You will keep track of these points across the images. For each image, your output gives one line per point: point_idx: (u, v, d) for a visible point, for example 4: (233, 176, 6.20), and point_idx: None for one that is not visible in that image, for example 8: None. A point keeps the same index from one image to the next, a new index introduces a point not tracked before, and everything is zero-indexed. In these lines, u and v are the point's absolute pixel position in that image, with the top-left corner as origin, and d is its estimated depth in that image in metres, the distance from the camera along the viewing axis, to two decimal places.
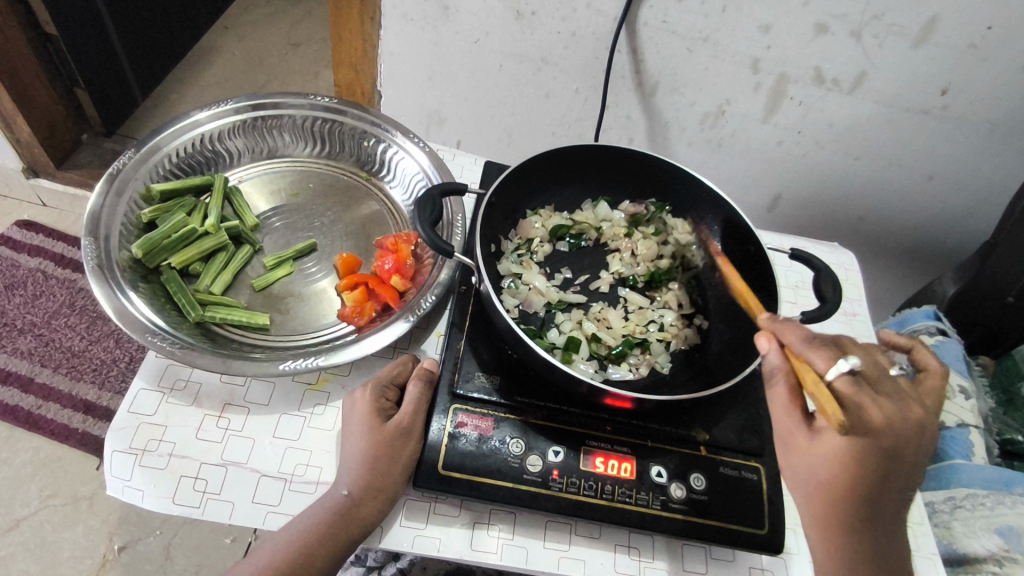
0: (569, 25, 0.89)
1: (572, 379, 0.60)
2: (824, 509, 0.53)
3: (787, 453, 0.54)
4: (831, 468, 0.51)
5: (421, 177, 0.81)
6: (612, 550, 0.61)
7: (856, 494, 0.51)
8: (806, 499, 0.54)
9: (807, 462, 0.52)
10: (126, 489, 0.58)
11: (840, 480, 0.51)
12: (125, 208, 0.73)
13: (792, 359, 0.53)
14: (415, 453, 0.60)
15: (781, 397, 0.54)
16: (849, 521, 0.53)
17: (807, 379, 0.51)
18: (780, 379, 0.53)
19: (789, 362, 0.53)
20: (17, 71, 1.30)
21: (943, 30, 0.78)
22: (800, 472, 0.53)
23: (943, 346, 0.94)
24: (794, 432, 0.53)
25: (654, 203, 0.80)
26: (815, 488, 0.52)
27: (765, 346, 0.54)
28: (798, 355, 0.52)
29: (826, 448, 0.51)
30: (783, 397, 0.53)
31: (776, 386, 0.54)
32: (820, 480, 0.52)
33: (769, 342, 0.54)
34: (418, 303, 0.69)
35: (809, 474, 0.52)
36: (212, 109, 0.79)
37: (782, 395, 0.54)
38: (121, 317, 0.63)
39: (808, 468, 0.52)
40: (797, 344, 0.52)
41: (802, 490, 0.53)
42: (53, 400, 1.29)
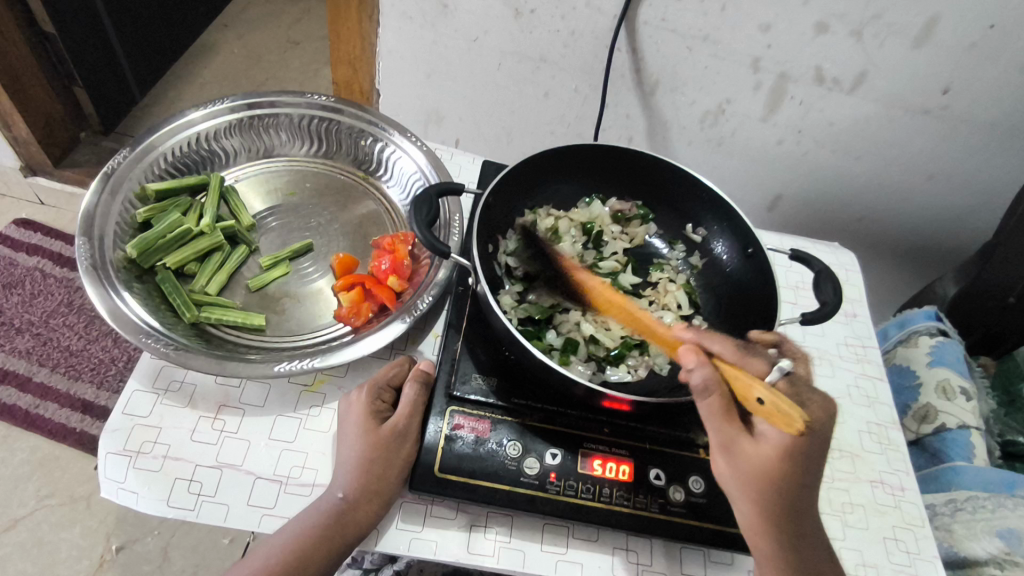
0: (568, 24, 0.88)
1: (570, 381, 0.59)
2: (763, 505, 0.52)
3: (729, 455, 0.53)
4: (774, 460, 0.51)
5: (419, 176, 0.80)
6: (610, 553, 0.61)
7: (793, 485, 0.52)
8: (746, 497, 0.53)
9: (750, 458, 0.52)
10: (119, 491, 0.58)
11: (780, 472, 0.51)
12: (120, 208, 0.73)
13: (723, 367, 0.53)
14: (411, 456, 0.59)
15: (715, 408, 0.52)
16: (786, 513, 0.53)
17: (752, 385, 0.52)
18: (715, 390, 0.52)
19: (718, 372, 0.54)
20: (14, 69, 1.29)
21: (944, 30, 0.77)
22: (743, 468, 0.52)
23: (943, 347, 0.94)
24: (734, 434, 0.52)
25: (641, 206, 0.80)
26: (756, 482, 0.52)
27: (693, 361, 0.52)
28: (728, 362, 0.54)
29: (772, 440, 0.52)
30: (719, 407, 0.52)
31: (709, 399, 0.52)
32: (764, 473, 0.52)
33: (699, 356, 0.53)
34: (414, 304, 0.68)
35: (751, 469, 0.52)
36: (208, 107, 0.79)
37: (717, 405, 0.52)
38: (114, 318, 0.62)
39: (753, 463, 0.52)
40: (729, 352, 0.54)
41: (744, 488, 0.52)
42: (50, 399, 1.29)
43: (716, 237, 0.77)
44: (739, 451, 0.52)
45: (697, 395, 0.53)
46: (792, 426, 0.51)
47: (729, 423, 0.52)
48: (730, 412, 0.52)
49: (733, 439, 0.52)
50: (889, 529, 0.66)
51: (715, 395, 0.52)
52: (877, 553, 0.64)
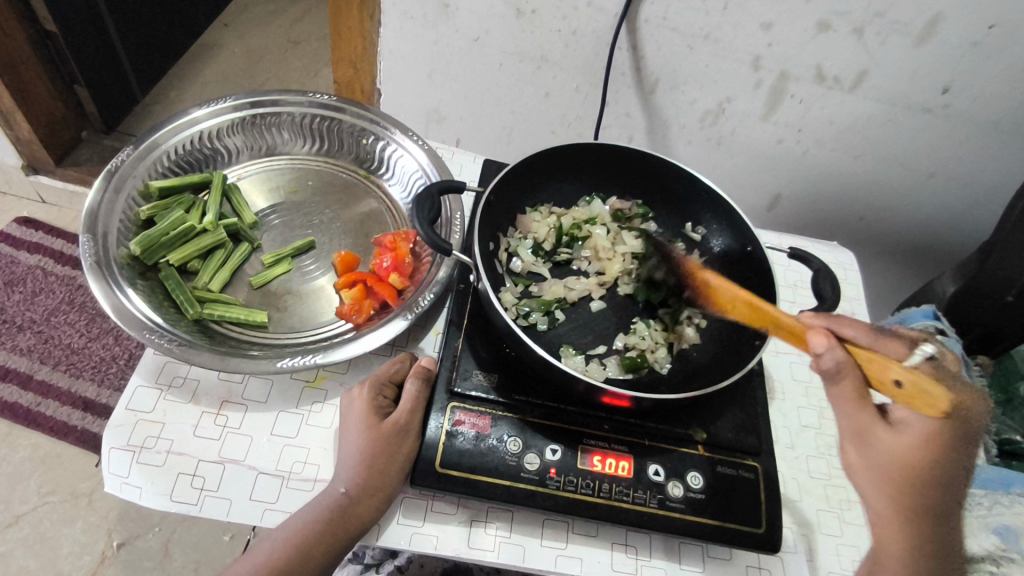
0: (570, 24, 0.89)
1: (570, 378, 0.60)
2: (898, 498, 0.54)
3: (866, 445, 0.54)
4: (917, 451, 0.52)
5: (421, 174, 0.81)
6: (609, 548, 0.61)
7: (932, 480, 0.53)
8: (879, 486, 0.54)
9: (887, 449, 0.53)
10: (123, 486, 0.58)
11: (920, 466, 0.52)
12: (123, 205, 0.73)
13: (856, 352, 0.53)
14: (412, 451, 0.60)
15: (851, 392, 0.53)
16: (921, 507, 0.54)
17: (889, 367, 0.51)
18: (848, 374, 0.52)
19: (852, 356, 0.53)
20: (17, 67, 1.29)
21: (945, 29, 0.78)
22: (876, 458, 0.54)
23: (943, 346, 0.92)
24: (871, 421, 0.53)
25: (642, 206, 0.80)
26: (895, 471, 0.53)
27: (824, 345, 0.53)
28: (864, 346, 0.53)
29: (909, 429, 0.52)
30: (853, 391, 0.53)
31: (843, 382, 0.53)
32: (904, 464, 0.53)
33: (828, 339, 0.53)
34: (416, 301, 0.69)
35: (891, 459, 0.53)
36: (211, 106, 0.79)
37: (849, 389, 0.53)
38: (119, 314, 0.63)
39: (888, 453, 0.53)
40: (864, 336, 0.53)
41: (877, 477, 0.54)
42: (52, 397, 1.29)
43: (715, 235, 0.78)
44: (873, 439, 0.54)
45: (829, 379, 0.53)
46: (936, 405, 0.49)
47: (865, 407, 0.53)
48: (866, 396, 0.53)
49: (866, 425, 0.54)
50: None
51: (846, 379, 0.52)
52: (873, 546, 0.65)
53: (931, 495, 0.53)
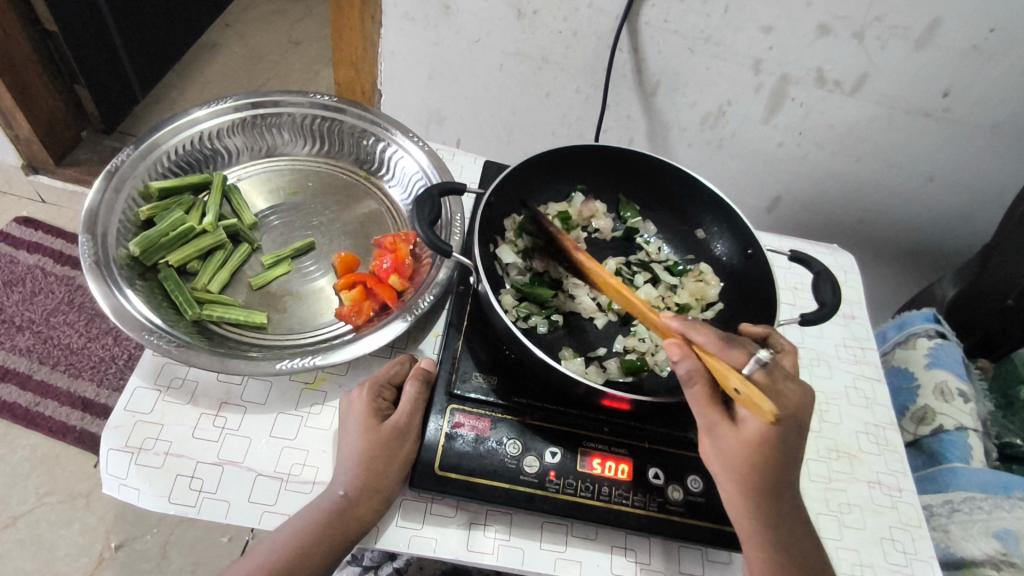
0: (570, 25, 0.89)
1: (569, 380, 0.60)
2: (746, 484, 0.53)
3: (714, 440, 0.53)
4: (753, 446, 0.52)
5: (421, 176, 0.81)
6: (609, 551, 0.61)
7: (774, 467, 0.53)
8: (728, 476, 0.54)
9: (731, 445, 0.52)
10: (122, 488, 0.58)
11: (763, 457, 0.52)
12: (123, 206, 0.73)
13: (705, 358, 0.52)
14: (411, 454, 0.59)
15: (699, 394, 0.52)
16: (767, 491, 0.53)
17: (730, 376, 0.50)
18: (699, 380, 0.52)
19: (703, 362, 0.52)
20: (18, 68, 1.29)
21: (945, 32, 0.78)
22: (723, 448, 0.53)
23: (940, 349, 0.95)
24: (718, 421, 0.53)
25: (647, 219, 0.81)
26: (740, 465, 0.52)
27: (677, 353, 0.52)
28: (713, 354, 0.52)
29: (753, 432, 0.52)
30: (704, 394, 0.52)
31: (692, 387, 0.52)
32: (747, 458, 0.52)
33: (681, 349, 0.52)
34: (416, 303, 0.68)
35: (737, 453, 0.52)
36: (211, 106, 0.79)
37: (701, 393, 0.52)
38: (117, 314, 0.63)
39: (735, 450, 0.52)
40: (712, 342, 0.52)
41: (728, 469, 0.53)
42: (51, 397, 1.29)
43: (717, 237, 0.78)
44: (719, 435, 0.53)
45: (682, 383, 0.53)
46: (763, 415, 0.48)
47: (713, 408, 0.53)
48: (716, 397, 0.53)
49: (713, 423, 0.53)
50: (885, 529, 0.67)
51: (698, 385, 0.52)
52: (873, 551, 0.65)
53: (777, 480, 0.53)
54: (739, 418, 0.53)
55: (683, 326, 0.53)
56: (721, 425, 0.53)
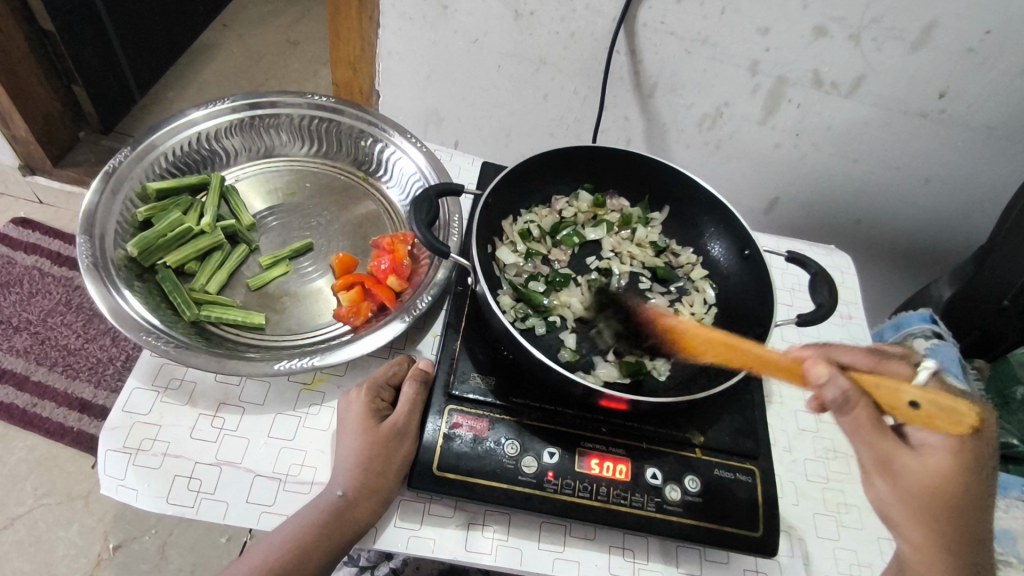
0: (568, 26, 0.89)
1: (567, 380, 0.60)
2: (934, 527, 0.53)
3: (894, 479, 0.54)
4: (942, 478, 0.52)
5: (419, 177, 0.81)
6: (607, 551, 0.61)
7: (963, 500, 0.53)
8: (914, 518, 0.54)
9: (917, 477, 0.53)
10: (119, 488, 0.58)
11: (952, 490, 0.53)
12: (120, 206, 0.73)
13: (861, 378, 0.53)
14: (410, 454, 0.59)
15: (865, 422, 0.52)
16: (951, 532, 0.53)
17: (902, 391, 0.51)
18: (860, 402, 0.51)
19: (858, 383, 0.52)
20: (14, 67, 1.29)
21: (941, 34, 0.78)
22: (907, 486, 0.54)
23: (937, 349, 0.92)
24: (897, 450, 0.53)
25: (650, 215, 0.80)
26: (929, 502, 0.53)
27: (827, 377, 0.51)
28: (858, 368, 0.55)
29: (935, 459, 0.53)
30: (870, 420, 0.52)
31: (855, 412, 0.52)
32: (939, 493, 0.53)
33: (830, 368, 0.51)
34: (414, 304, 0.69)
35: (926, 489, 0.53)
36: (209, 107, 0.79)
37: (864, 417, 0.52)
38: (115, 315, 0.63)
39: (921, 482, 0.53)
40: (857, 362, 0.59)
41: (916, 509, 0.54)
42: (48, 398, 1.29)
43: (713, 238, 0.78)
44: (900, 470, 0.53)
45: (840, 409, 0.52)
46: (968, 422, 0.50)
47: (884, 437, 0.53)
48: (879, 421, 0.52)
49: (890, 452, 0.53)
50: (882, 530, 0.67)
51: (859, 407, 0.52)
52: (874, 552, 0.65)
53: (964, 516, 0.53)
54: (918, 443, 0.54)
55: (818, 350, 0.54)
56: (900, 454, 0.53)
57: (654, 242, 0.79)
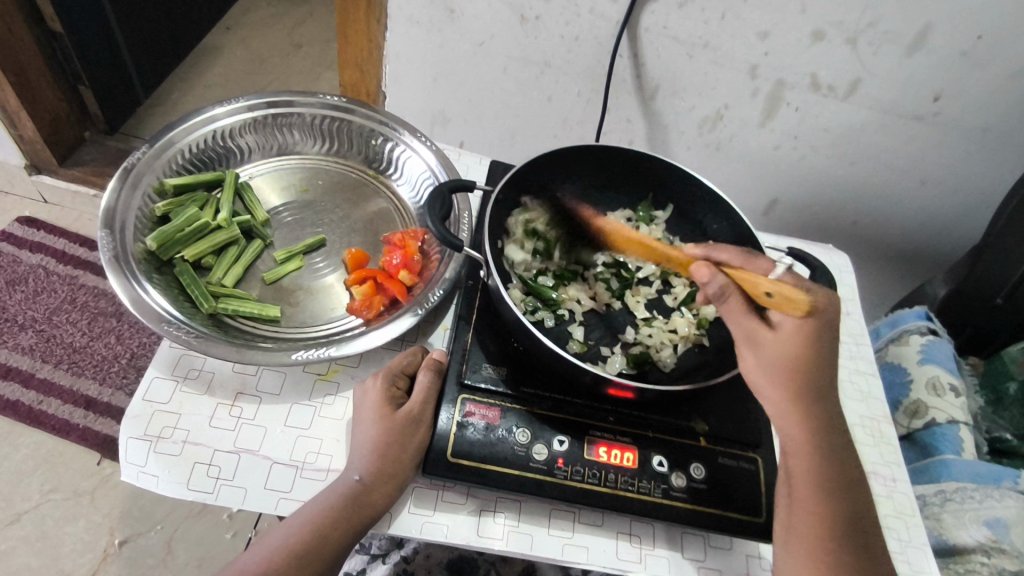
0: (572, 30, 0.92)
1: (577, 369, 0.62)
2: (792, 390, 0.57)
3: (757, 350, 0.58)
4: (793, 346, 0.57)
5: (429, 176, 0.83)
6: (615, 537, 0.63)
7: (817, 365, 0.58)
8: (775, 387, 0.58)
9: (778, 347, 0.57)
10: (140, 475, 0.59)
11: (809, 355, 0.57)
12: (139, 202, 0.75)
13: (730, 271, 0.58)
14: (424, 441, 0.61)
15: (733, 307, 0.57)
16: (805, 396, 0.58)
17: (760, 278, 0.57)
18: (732, 293, 0.57)
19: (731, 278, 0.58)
20: (23, 68, 1.31)
21: (935, 38, 0.81)
22: (768, 355, 0.57)
23: (932, 346, 0.97)
24: (757, 329, 0.57)
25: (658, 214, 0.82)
26: (782, 367, 0.57)
27: (706, 272, 0.57)
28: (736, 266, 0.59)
29: (789, 332, 0.57)
30: (738, 305, 0.57)
31: (727, 301, 0.58)
32: (790, 360, 0.57)
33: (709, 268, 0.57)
34: (426, 297, 0.71)
35: (780, 358, 0.57)
36: (226, 103, 0.81)
37: (735, 307, 0.57)
38: (137, 306, 0.64)
39: (778, 351, 0.57)
40: (736, 258, 0.59)
41: (774, 373, 0.57)
42: (54, 395, 1.30)
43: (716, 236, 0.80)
44: (763, 342, 0.57)
45: (715, 301, 0.58)
46: (800, 306, 0.56)
47: (749, 317, 0.57)
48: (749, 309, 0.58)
49: (753, 330, 0.57)
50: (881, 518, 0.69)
51: (732, 299, 0.57)
52: None
53: (819, 387, 0.58)
54: (775, 322, 0.58)
55: (706, 251, 0.60)
56: (762, 328, 0.57)
57: (658, 239, 0.80)
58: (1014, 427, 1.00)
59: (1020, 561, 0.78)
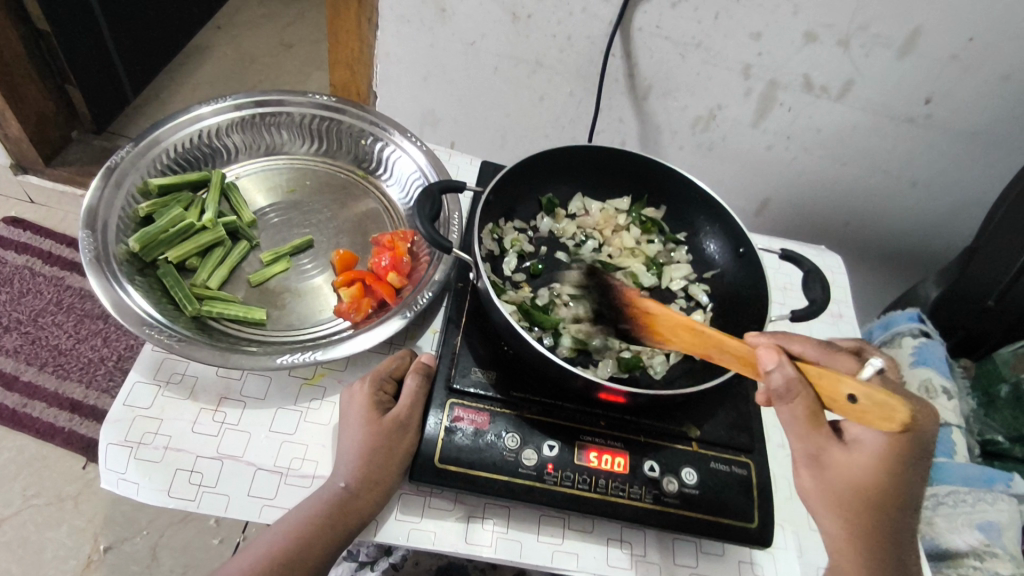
0: (565, 29, 0.91)
1: (566, 373, 0.61)
2: (853, 520, 0.56)
3: (818, 470, 0.57)
4: (864, 472, 0.55)
5: (419, 175, 0.82)
6: (605, 543, 0.62)
7: (884, 493, 0.55)
8: (834, 514, 0.56)
9: (842, 471, 0.56)
10: (120, 482, 0.58)
11: (874, 484, 0.55)
12: (122, 202, 0.73)
13: (802, 367, 0.54)
14: (411, 447, 0.60)
15: (801, 414, 0.54)
16: (874, 528, 0.56)
17: (840, 382, 0.51)
18: (800, 394, 0.53)
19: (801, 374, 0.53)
20: (7, 65, 1.29)
21: (927, 41, 0.80)
22: (829, 479, 0.56)
23: (925, 347, 0.97)
24: (826, 446, 0.56)
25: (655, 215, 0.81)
26: (846, 495, 0.56)
27: (773, 363, 0.53)
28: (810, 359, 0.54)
29: (859, 456, 0.55)
30: (807, 411, 0.54)
31: (795, 404, 0.54)
32: (855, 487, 0.55)
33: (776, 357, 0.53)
34: (414, 300, 0.69)
35: (842, 483, 0.56)
36: (213, 103, 0.79)
37: (801, 409, 0.54)
38: (118, 310, 0.63)
39: (841, 474, 0.56)
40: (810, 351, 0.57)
41: (835, 499, 0.56)
42: (38, 398, 1.28)
43: (709, 236, 0.79)
44: (827, 461, 0.56)
45: (781, 398, 0.54)
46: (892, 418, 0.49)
47: (818, 430, 0.55)
48: (818, 413, 0.54)
49: (820, 447, 0.56)
50: None
51: (798, 398, 0.53)
52: None
53: (886, 517, 0.56)
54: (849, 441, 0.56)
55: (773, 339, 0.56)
56: (830, 444, 0.56)
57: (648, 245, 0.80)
58: (1007, 429, 1.00)
59: (1012, 564, 0.78)
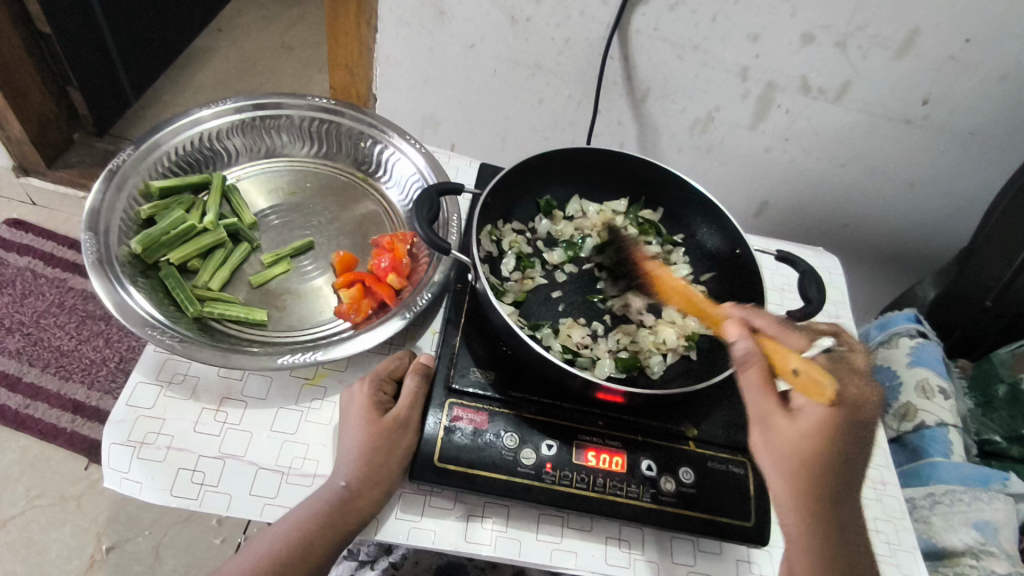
0: (563, 32, 0.91)
1: (565, 373, 0.61)
2: (799, 485, 0.54)
3: (767, 433, 0.55)
4: (812, 438, 0.53)
5: (417, 177, 0.83)
6: (604, 542, 0.63)
7: (830, 463, 0.53)
8: (784, 479, 0.54)
9: (792, 438, 0.54)
10: (123, 481, 0.59)
11: (823, 454, 0.53)
12: (124, 204, 0.74)
13: (764, 341, 0.56)
14: (411, 446, 0.61)
15: (755, 379, 0.55)
16: (820, 496, 0.54)
17: (789, 357, 0.55)
18: (755, 363, 0.54)
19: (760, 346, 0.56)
20: (9, 68, 1.29)
21: (924, 42, 0.81)
22: (779, 445, 0.54)
23: (922, 348, 0.98)
24: (774, 412, 0.54)
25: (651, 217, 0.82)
26: (794, 461, 0.54)
27: (734, 333, 0.55)
28: (771, 337, 0.57)
29: (808, 421, 0.54)
30: (761, 377, 0.54)
31: (747, 371, 0.55)
32: (803, 455, 0.53)
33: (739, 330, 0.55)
34: (414, 301, 0.70)
35: (791, 449, 0.54)
36: (214, 106, 0.80)
37: (755, 377, 0.55)
38: (121, 311, 0.64)
39: (791, 440, 0.54)
40: (772, 326, 0.58)
41: (785, 464, 0.54)
42: (42, 399, 1.29)
43: (705, 237, 0.80)
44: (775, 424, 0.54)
45: (737, 365, 0.55)
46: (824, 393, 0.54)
47: (769, 395, 0.54)
48: (771, 381, 0.55)
49: (767, 412, 0.54)
50: (871, 520, 0.69)
51: (753, 366, 0.54)
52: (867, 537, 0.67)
53: (834, 486, 0.54)
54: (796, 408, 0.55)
55: (743, 315, 0.59)
56: (777, 410, 0.54)
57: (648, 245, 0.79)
58: (1005, 429, 0.99)
59: (1009, 562, 0.78)
